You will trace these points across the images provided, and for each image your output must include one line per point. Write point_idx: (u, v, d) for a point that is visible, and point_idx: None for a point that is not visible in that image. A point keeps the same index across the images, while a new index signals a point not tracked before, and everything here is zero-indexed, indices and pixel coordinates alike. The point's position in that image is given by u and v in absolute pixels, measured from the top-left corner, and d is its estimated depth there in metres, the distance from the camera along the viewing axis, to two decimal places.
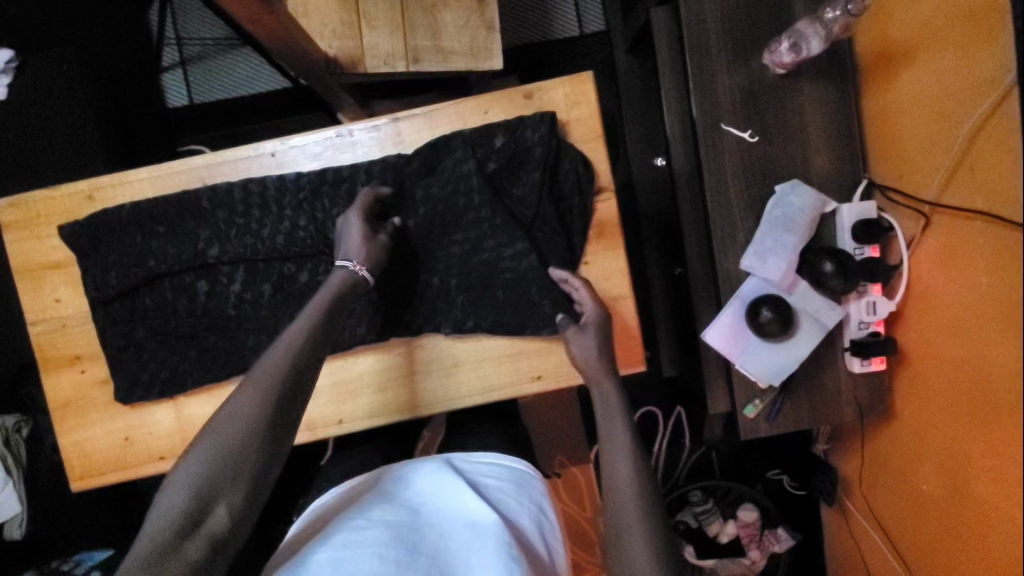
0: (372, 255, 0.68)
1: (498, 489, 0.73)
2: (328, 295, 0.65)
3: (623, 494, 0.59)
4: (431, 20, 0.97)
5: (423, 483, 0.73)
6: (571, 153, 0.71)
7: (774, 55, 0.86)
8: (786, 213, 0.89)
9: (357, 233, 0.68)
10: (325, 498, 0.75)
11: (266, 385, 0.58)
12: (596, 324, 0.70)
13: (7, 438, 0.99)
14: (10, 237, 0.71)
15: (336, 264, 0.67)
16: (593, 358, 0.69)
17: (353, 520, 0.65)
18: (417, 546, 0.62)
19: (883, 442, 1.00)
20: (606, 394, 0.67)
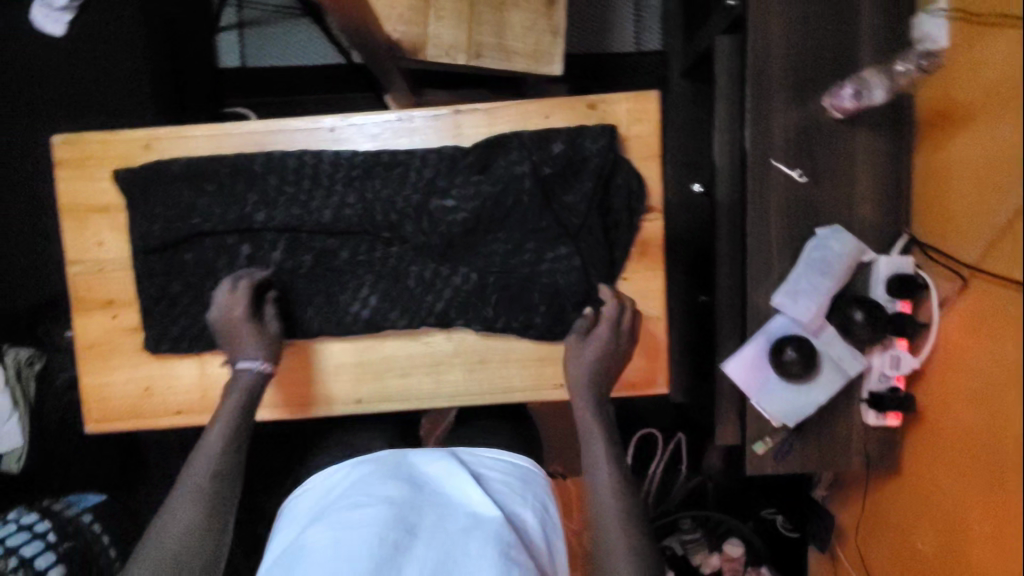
0: (272, 348, 0.71)
1: (500, 482, 0.73)
2: (236, 400, 0.69)
3: (611, 522, 0.62)
4: (499, 18, 0.98)
5: (429, 465, 0.73)
6: (626, 168, 0.71)
7: (835, 99, 0.87)
8: (824, 256, 0.88)
9: (253, 338, 0.70)
10: (320, 474, 0.76)
11: (194, 492, 0.63)
12: (603, 343, 0.70)
13: (18, 371, 1.00)
14: (61, 174, 0.71)
15: (235, 367, 0.69)
16: (583, 376, 0.70)
17: (349, 500, 0.66)
18: (414, 529, 0.62)
19: (885, 494, 0.99)
20: (587, 424, 0.69)
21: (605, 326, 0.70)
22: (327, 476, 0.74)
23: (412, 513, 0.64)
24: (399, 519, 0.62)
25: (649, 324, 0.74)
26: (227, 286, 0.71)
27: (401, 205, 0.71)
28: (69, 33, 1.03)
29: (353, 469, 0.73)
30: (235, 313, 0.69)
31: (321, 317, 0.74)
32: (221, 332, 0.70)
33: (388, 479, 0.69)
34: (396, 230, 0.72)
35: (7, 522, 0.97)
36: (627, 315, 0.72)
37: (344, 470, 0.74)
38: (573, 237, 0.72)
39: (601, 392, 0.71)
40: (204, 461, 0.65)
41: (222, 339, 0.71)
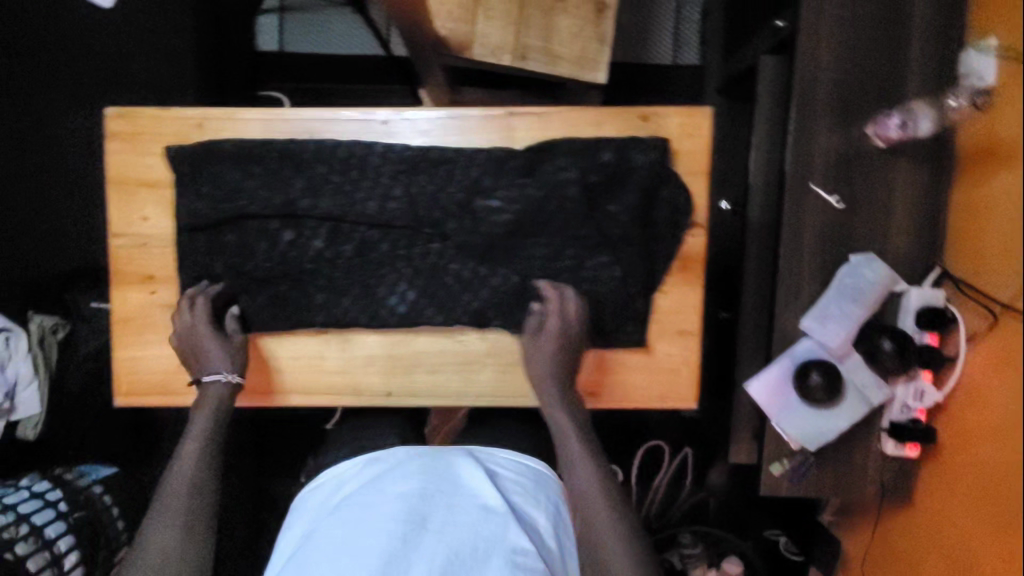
0: (238, 358, 0.72)
1: (510, 480, 0.71)
2: (205, 415, 0.68)
3: (601, 522, 0.60)
4: (548, 22, 0.99)
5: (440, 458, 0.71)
6: (673, 182, 0.71)
7: (881, 127, 0.87)
8: (856, 283, 0.89)
9: (219, 350, 0.71)
10: (325, 476, 0.77)
11: (173, 507, 0.61)
12: (557, 339, 0.69)
13: (41, 338, 1.01)
14: (113, 147, 0.71)
15: (202, 380, 0.70)
16: (543, 375, 0.70)
17: (355, 499, 0.67)
18: (426, 522, 0.62)
19: (893, 525, 0.99)
20: (561, 424, 0.67)
21: (554, 318, 0.69)
22: (336, 475, 0.75)
23: (422, 509, 0.64)
24: (410, 514, 0.63)
25: (684, 339, 0.74)
26: (181, 310, 0.71)
27: (445, 202, 0.71)
28: (116, 5, 1.05)
29: (360, 469, 0.74)
30: (197, 326, 0.70)
31: (357, 308, 0.73)
32: (184, 345, 0.71)
33: (392, 476, 0.69)
34: (439, 227, 0.72)
35: (20, 488, 0.97)
36: (571, 302, 0.71)
37: (349, 472, 0.75)
38: (616, 247, 0.71)
39: (567, 387, 0.70)
40: (180, 478, 0.64)
41: (184, 352, 0.72)
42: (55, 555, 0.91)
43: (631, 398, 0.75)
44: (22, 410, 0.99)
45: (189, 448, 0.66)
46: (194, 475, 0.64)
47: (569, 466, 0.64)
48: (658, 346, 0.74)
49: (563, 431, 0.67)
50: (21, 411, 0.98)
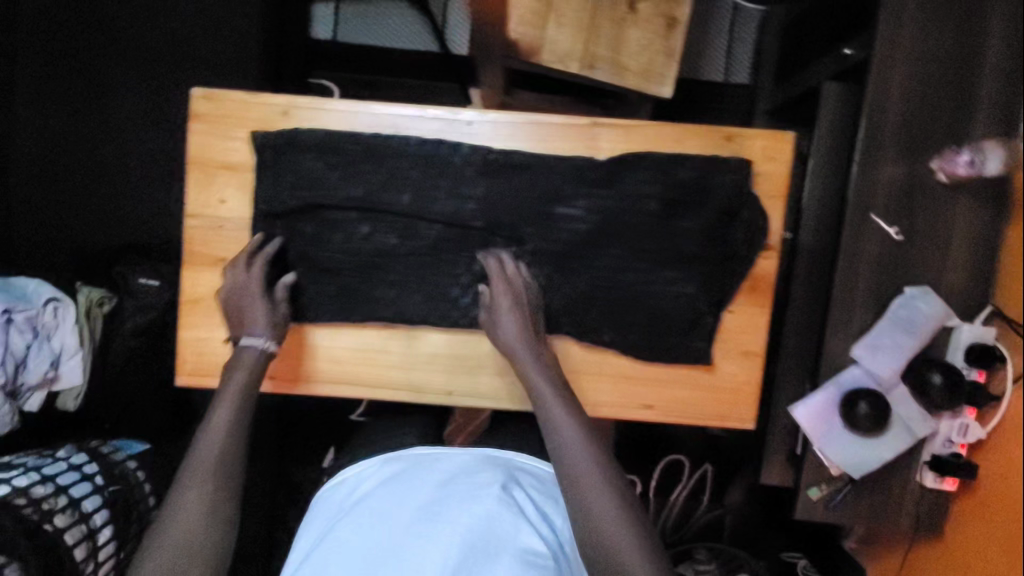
0: (279, 329, 0.71)
1: (528, 481, 0.73)
2: (231, 398, 0.67)
3: (597, 497, 0.60)
4: (618, 33, 0.98)
5: (456, 461, 0.73)
6: (753, 204, 0.72)
7: (947, 162, 0.89)
8: (910, 315, 0.89)
9: (263, 315, 0.69)
10: (347, 469, 0.77)
11: (200, 481, 0.62)
12: (512, 299, 0.69)
13: (88, 309, 1.01)
14: (197, 127, 0.72)
15: (241, 344, 0.69)
16: (513, 338, 0.68)
17: (375, 500, 0.69)
18: (440, 518, 0.65)
19: (921, 560, 0.97)
20: (540, 393, 0.67)
21: (499, 281, 0.69)
22: (356, 471, 0.76)
23: (438, 506, 0.66)
24: (424, 513, 0.66)
25: (748, 359, 0.74)
26: (232, 268, 0.71)
27: (525, 206, 0.71)
28: None
29: (379, 469, 0.74)
30: (247, 286, 0.69)
31: (427, 305, 0.73)
32: (230, 303, 0.70)
33: (413, 476, 0.71)
34: (516, 231, 0.72)
35: (59, 459, 0.95)
36: (510, 265, 0.70)
37: (370, 467, 0.75)
38: (690, 264, 0.72)
39: (533, 341, 0.69)
40: (208, 453, 0.64)
41: (229, 312, 0.71)
42: (91, 529, 0.90)
43: (688, 415, 0.75)
44: (64, 381, 0.97)
45: (218, 421, 0.66)
46: (223, 448, 0.64)
47: (555, 441, 0.64)
48: (721, 365, 0.74)
49: (545, 402, 0.66)
50: (63, 382, 0.97)
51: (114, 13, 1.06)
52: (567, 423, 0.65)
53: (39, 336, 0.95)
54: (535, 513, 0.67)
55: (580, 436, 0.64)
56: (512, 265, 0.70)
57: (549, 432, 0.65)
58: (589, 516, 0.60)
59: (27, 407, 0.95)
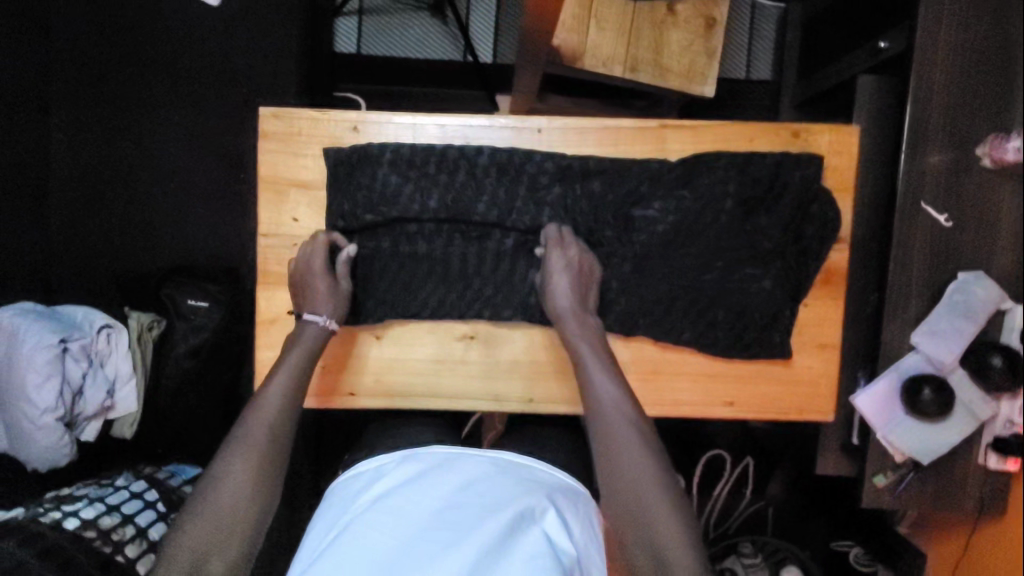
0: (341, 305, 0.71)
1: (553, 488, 0.61)
2: (272, 403, 0.64)
3: (647, 484, 0.59)
4: (658, 36, 0.99)
5: (476, 464, 0.61)
6: (823, 198, 0.73)
7: (996, 150, 0.89)
8: (966, 300, 0.90)
9: (326, 291, 0.70)
10: (374, 462, 0.64)
11: (235, 474, 0.59)
12: (565, 269, 0.69)
13: (139, 334, 1.02)
14: (269, 147, 0.73)
15: (303, 319, 0.69)
16: (567, 297, 0.69)
17: (393, 499, 0.57)
18: (451, 530, 0.53)
19: (983, 540, 0.98)
20: (588, 369, 0.66)
21: (557, 249, 0.70)
22: (374, 465, 0.63)
23: (449, 517, 0.54)
24: (435, 519, 0.54)
25: (824, 351, 0.75)
26: (303, 248, 0.71)
27: (604, 210, 0.73)
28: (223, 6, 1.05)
29: (399, 466, 0.61)
30: (312, 261, 0.70)
31: (504, 312, 0.74)
32: (297, 278, 0.70)
33: (426, 478, 0.59)
34: (595, 235, 0.74)
35: (119, 488, 0.94)
36: (569, 238, 0.71)
37: (389, 463, 0.62)
38: (768, 260, 0.73)
39: (580, 312, 0.70)
40: (244, 448, 0.60)
41: (294, 286, 0.71)
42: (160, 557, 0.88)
43: (770, 409, 0.76)
44: (120, 408, 0.98)
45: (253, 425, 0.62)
46: (264, 438, 0.62)
47: (603, 422, 0.63)
48: (798, 358, 0.75)
49: (592, 377, 0.66)
50: (118, 409, 0.97)
51: (151, 37, 1.05)
52: (618, 403, 0.64)
53: (94, 363, 0.95)
54: (560, 531, 0.55)
55: (631, 419, 0.63)
56: (568, 235, 0.71)
57: (596, 413, 0.64)
58: (637, 503, 0.58)
59: (84, 436, 0.94)
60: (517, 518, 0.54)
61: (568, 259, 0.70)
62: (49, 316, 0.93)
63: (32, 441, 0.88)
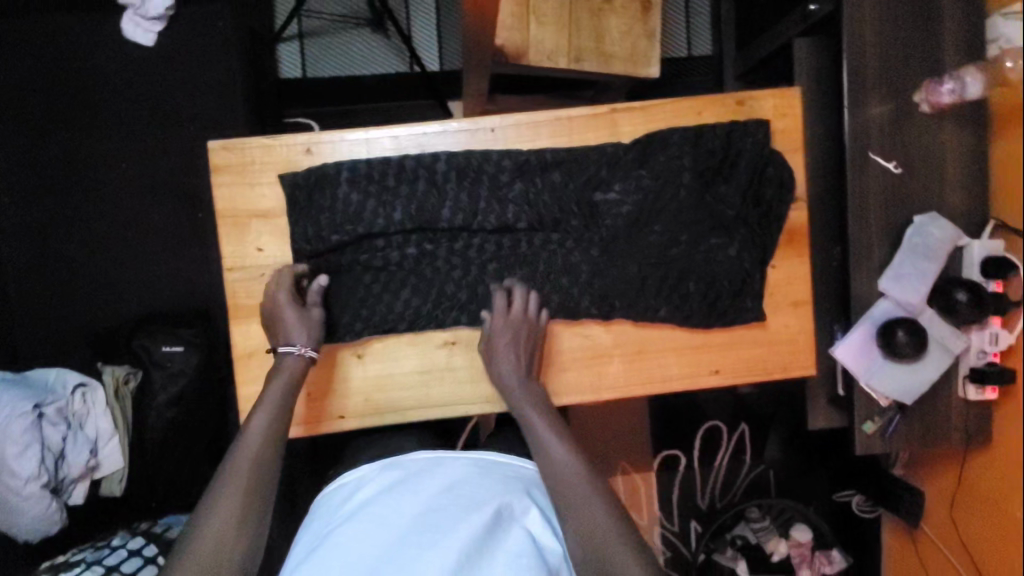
0: (314, 329, 0.70)
1: (533, 486, 0.67)
2: (259, 426, 0.65)
3: (593, 502, 0.63)
4: (597, 24, 1.00)
5: (458, 466, 0.65)
6: (776, 160, 0.75)
7: (932, 94, 0.93)
8: (925, 242, 0.93)
9: (295, 321, 0.69)
10: (358, 471, 0.67)
11: (231, 495, 0.61)
12: (510, 340, 0.71)
13: (116, 388, 0.99)
14: (223, 181, 0.72)
15: (280, 351, 0.69)
16: (508, 336, 0.71)
17: (375, 510, 0.61)
18: (437, 530, 0.58)
19: (975, 469, 1.02)
20: (540, 435, 0.68)
21: (502, 319, 0.71)
22: (357, 475, 0.67)
23: (437, 518, 0.59)
24: (420, 522, 0.59)
25: (800, 309, 0.77)
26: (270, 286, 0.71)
27: (568, 200, 0.74)
28: (158, 44, 1.03)
29: (381, 473, 0.65)
30: (277, 295, 0.70)
31: (483, 313, 0.74)
32: (266, 315, 0.71)
33: (411, 483, 0.63)
34: (561, 225, 0.74)
35: (116, 548, 0.92)
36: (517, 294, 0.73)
37: (368, 471, 0.67)
38: (732, 228, 0.74)
39: (526, 380, 0.72)
40: (236, 471, 0.62)
41: (266, 321, 0.71)
42: None
43: (756, 370, 0.78)
44: (106, 465, 0.95)
45: (245, 445, 0.64)
46: (256, 456, 0.64)
47: (562, 490, 0.64)
48: (773, 319, 0.77)
49: (545, 443, 0.68)
50: (102, 468, 0.95)
51: (86, 87, 1.03)
52: (574, 467, 0.66)
53: (73, 426, 0.93)
54: (539, 527, 0.62)
55: (588, 478, 0.65)
56: (515, 292, 0.73)
57: (553, 483, 0.65)
58: (598, 544, 0.61)
59: (73, 500, 0.93)
60: (501, 518, 0.60)
61: (507, 313, 0.72)
62: (21, 382, 0.91)
63: (20, 512, 0.86)
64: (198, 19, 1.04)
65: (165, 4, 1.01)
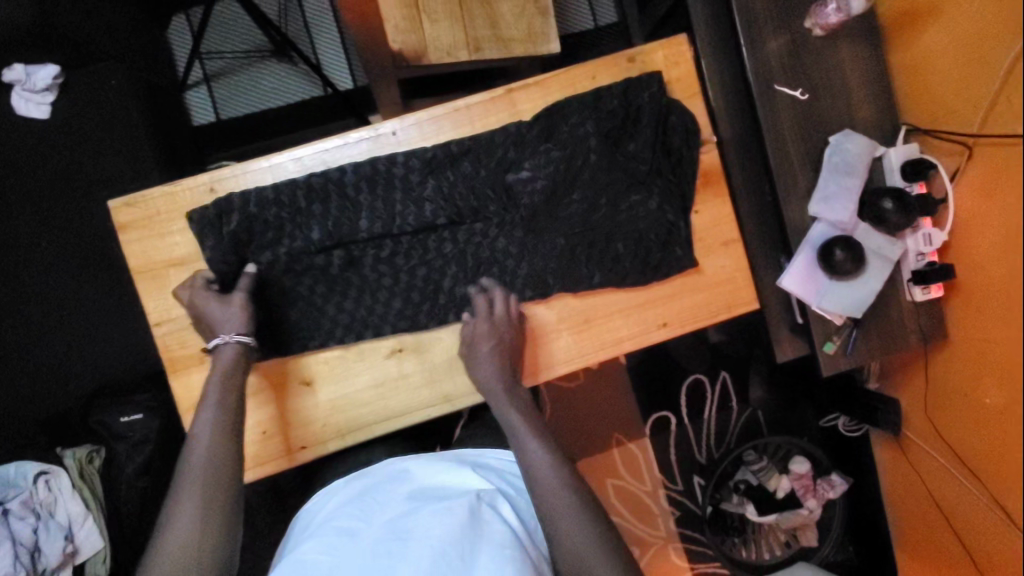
0: (240, 314, 0.69)
1: (503, 483, 0.71)
2: (202, 440, 0.62)
3: (567, 504, 0.64)
4: (489, 10, 1.00)
5: (426, 469, 0.72)
6: (678, 109, 0.76)
7: (821, 17, 0.95)
8: (844, 159, 0.96)
9: (219, 307, 0.69)
10: (328, 491, 0.74)
11: (187, 507, 0.58)
12: (493, 342, 0.72)
13: (80, 471, 0.96)
14: (132, 236, 0.71)
15: (213, 347, 0.68)
16: (489, 340, 0.72)
17: (345, 522, 0.65)
18: (414, 532, 0.61)
19: (940, 365, 1.05)
20: (522, 436, 0.69)
21: (484, 322, 0.72)
22: (328, 494, 0.73)
23: (410, 522, 0.62)
24: (394, 528, 0.62)
25: (731, 246, 0.78)
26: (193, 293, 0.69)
27: (482, 186, 0.74)
28: (53, 115, 1.01)
29: (349, 487, 0.72)
30: (195, 295, 0.69)
31: (421, 316, 0.74)
32: (195, 321, 0.70)
33: (378, 492, 0.69)
34: (480, 212, 0.75)
35: None
36: (498, 300, 0.73)
37: (333, 488, 0.73)
38: (649, 182, 0.76)
39: (509, 382, 0.73)
40: (188, 489, 0.59)
41: (197, 328, 0.70)
42: None
43: (702, 317, 0.79)
44: (86, 549, 0.93)
45: (193, 457, 0.62)
46: (206, 463, 0.61)
47: (541, 491, 0.65)
48: (708, 262, 0.78)
49: (526, 446, 0.68)
50: (81, 554, 0.92)
51: None
52: (553, 470, 0.66)
53: (42, 516, 0.91)
54: (513, 515, 0.65)
55: (567, 478, 0.66)
56: (498, 295, 0.74)
57: (533, 484, 0.66)
58: (573, 544, 0.62)
59: None
60: (475, 513, 0.63)
61: (489, 316, 0.73)
62: None
63: None
64: (90, 84, 1.01)
65: (53, 73, 0.99)
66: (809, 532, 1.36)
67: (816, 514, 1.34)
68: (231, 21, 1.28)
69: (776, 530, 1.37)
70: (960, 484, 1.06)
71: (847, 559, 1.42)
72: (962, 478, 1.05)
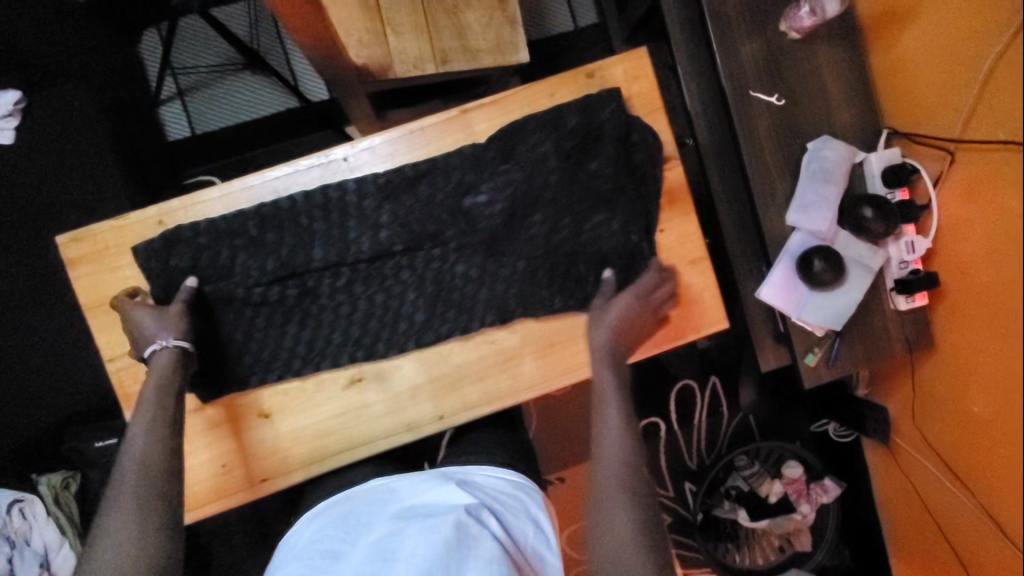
0: (177, 322, 0.67)
1: (496, 499, 0.69)
2: (136, 448, 0.60)
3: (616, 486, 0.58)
4: (455, 21, 0.97)
5: (411, 488, 0.70)
6: (639, 126, 0.74)
7: (795, 21, 0.91)
8: (822, 166, 0.93)
9: (152, 319, 0.67)
10: (310, 516, 0.72)
11: (121, 516, 0.55)
12: (618, 310, 0.70)
13: (55, 496, 0.96)
14: (83, 271, 0.71)
15: (147, 354, 0.66)
16: (623, 310, 0.71)
17: (331, 543, 0.64)
18: (396, 555, 0.59)
19: (928, 372, 1.02)
20: (603, 404, 0.64)
21: (628, 294, 0.72)
22: (311, 517, 0.72)
23: (391, 544, 0.61)
24: (379, 549, 0.61)
25: (698, 265, 0.76)
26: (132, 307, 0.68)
27: (438, 211, 0.72)
28: (18, 140, 1.00)
29: (332, 510, 0.71)
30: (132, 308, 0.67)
31: (380, 344, 0.73)
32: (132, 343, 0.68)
33: (362, 515, 0.68)
34: (438, 237, 0.73)
35: None
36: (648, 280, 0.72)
37: (316, 512, 0.72)
38: (611, 201, 0.73)
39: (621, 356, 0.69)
40: (119, 501, 0.56)
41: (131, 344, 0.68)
42: None
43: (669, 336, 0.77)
44: None
45: (125, 468, 0.59)
46: (139, 472, 0.58)
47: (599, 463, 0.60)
48: (675, 281, 0.76)
49: (603, 422, 0.63)
50: None
51: None
52: (619, 447, 0.60)
53: (17, 545, 0.91)
54: (500, 530, 0.63)
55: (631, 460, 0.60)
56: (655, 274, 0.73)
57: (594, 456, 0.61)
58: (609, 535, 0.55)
59: None
60: (458, 531, 0.61)
61: (641, 293, 0.72)
62: None
63: None
64: (52, 104, 1.00)
65: (13, 98, 0.99)
66: (803, 536, 1.33)
67: (809, 519, 1.32)
68: (201, 35, 1.26)
69: (770, 535, 1.34)
70: (949, 490, 1.03)
71: (842, 562, 1.36)
72: (952, 485, 1.02)
